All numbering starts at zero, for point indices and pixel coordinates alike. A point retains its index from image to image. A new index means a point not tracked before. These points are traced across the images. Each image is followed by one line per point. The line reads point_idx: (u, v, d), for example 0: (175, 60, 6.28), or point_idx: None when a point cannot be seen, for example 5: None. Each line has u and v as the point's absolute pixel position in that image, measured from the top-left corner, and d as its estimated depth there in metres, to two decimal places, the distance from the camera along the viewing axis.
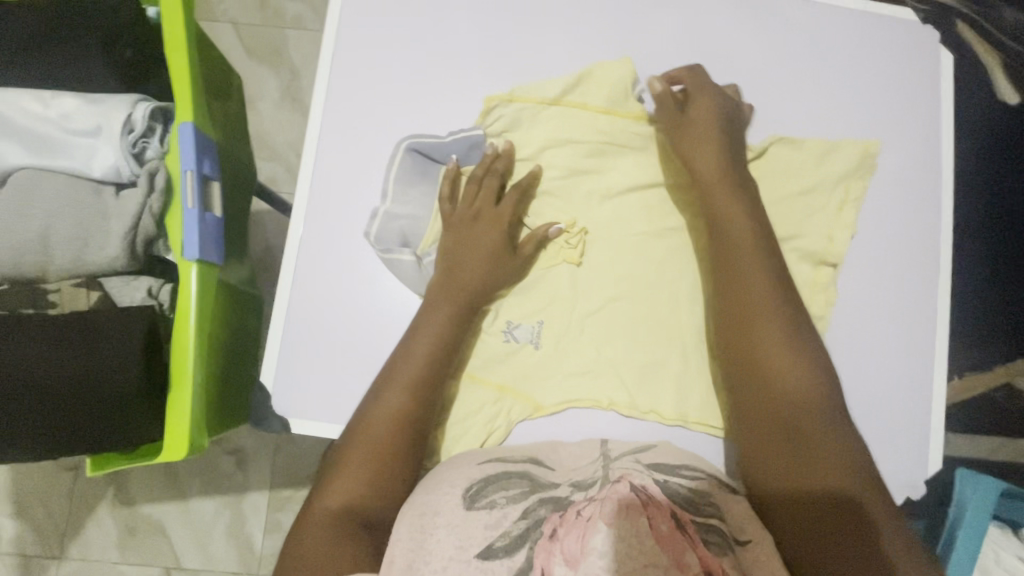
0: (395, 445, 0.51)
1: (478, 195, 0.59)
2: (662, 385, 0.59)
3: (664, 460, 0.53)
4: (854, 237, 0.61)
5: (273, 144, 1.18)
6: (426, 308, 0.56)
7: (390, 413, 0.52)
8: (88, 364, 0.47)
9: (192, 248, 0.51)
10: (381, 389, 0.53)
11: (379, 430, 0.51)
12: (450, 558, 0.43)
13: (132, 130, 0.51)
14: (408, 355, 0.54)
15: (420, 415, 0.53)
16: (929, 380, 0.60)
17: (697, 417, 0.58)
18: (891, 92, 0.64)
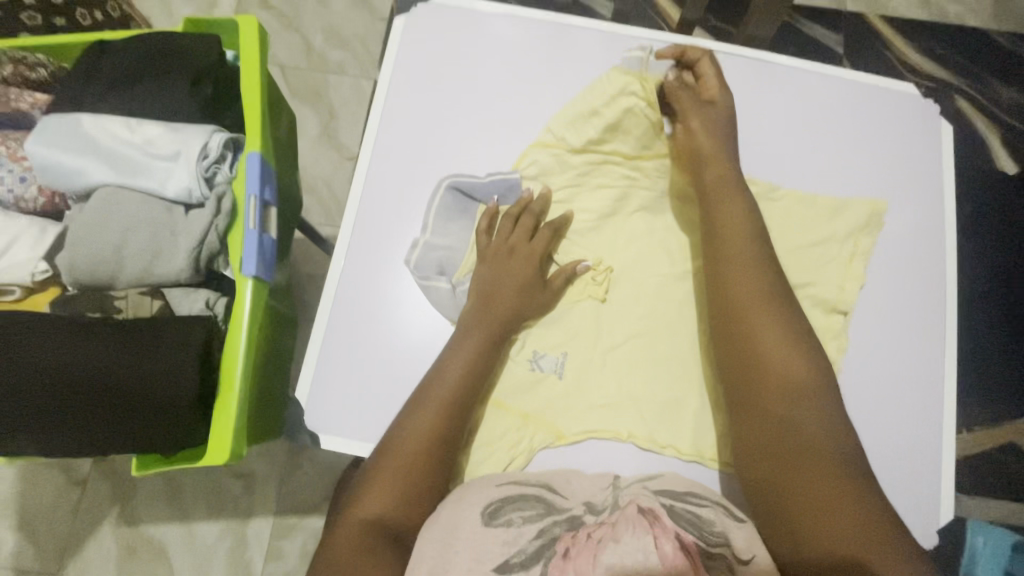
0: (426, 462, 0.54)
1: (513, 232, 0.64)
2: (681, 421, 0.61)
3: (676, 487, 0.54)
4: (863, 288, 0.65)
5: (309, 177, 1.25)
6: (460, 334, 0.60)
7: (422, 431, 0.54)
8: (147, 367, 0.50)
9: (250, 265, 0.55)
10: (414, 408, 0.56)
11: (412, 447, 0.54)
12: (468, 570, 0.45)
13: (206, 157, 0.57)
14: (442, 376, 0.57)
15: (450, 435, 0.55)
16: (940, 430, 0.62)
17: (714, 455, 0.60)
18: (896, 156, 0.69)
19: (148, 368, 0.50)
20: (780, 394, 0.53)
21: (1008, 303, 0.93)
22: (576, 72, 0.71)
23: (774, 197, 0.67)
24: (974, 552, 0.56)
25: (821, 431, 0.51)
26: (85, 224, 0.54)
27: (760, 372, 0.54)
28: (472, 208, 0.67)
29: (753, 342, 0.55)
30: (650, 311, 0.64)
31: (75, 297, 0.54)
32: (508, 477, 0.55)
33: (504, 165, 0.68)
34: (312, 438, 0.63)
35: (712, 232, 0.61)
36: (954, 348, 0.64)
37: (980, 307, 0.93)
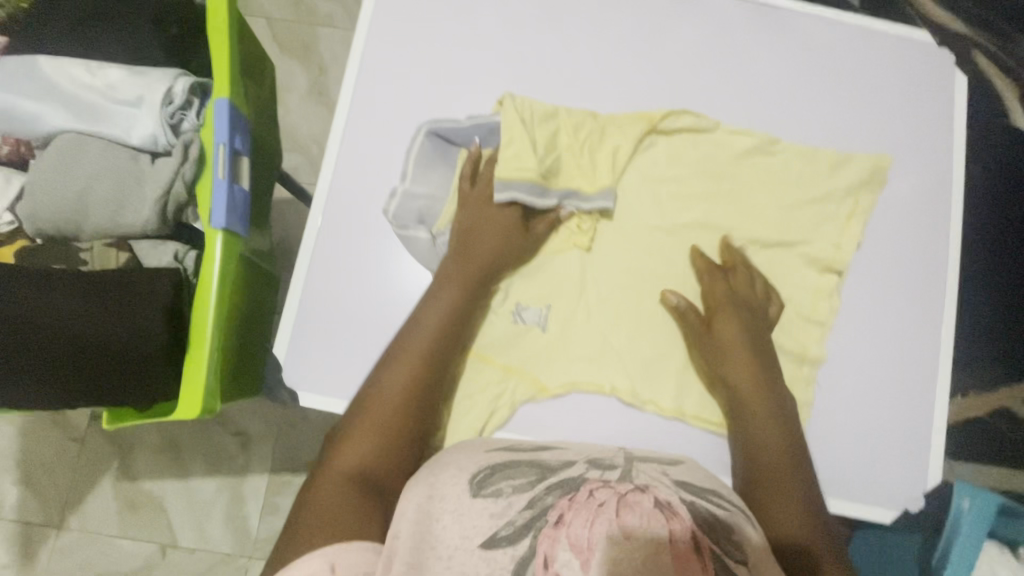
0: (404, 412, 0.53)
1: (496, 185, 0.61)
2: (663, 378, 0.60)
3: (695, 481, 0.51)
4: (860, 250, 0.62)
5: (298, 136, 1.21)
6: (440, 282, 0.58)
7: (403, 381, 0.53)
8: (113, 319, 0.49)
9: (219, 217, 0.53)
10: (393, 359, 0.55)
11: (390, 401, 0.53)
12: (455, 547, 0.43)
13: (170, 102, 0.54)
14: (423, 326, 0.56)
15: (431, 385, 0.54)
16: (933, 395, 0.60)
17: (694, 412, 0.59)
18: (904, 108, 0.65)
19: (117, 319, 0.49)
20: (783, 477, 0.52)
21: (1014, 268, 0.90)
22: (566, 17, 0.66)
23: (773, 150, 0.63)
24: (960, 516, 0.55)
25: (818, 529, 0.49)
26: (44, 171, 0.52)
27: (781, 504, 0.50)
28: (452, 153, 0.63)
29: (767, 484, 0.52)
30: (636, 267, 0.62)
31: (38, 249, 0.52)
32: (497, 444, 0.54)
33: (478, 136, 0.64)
34: (291, 395, 0.62)
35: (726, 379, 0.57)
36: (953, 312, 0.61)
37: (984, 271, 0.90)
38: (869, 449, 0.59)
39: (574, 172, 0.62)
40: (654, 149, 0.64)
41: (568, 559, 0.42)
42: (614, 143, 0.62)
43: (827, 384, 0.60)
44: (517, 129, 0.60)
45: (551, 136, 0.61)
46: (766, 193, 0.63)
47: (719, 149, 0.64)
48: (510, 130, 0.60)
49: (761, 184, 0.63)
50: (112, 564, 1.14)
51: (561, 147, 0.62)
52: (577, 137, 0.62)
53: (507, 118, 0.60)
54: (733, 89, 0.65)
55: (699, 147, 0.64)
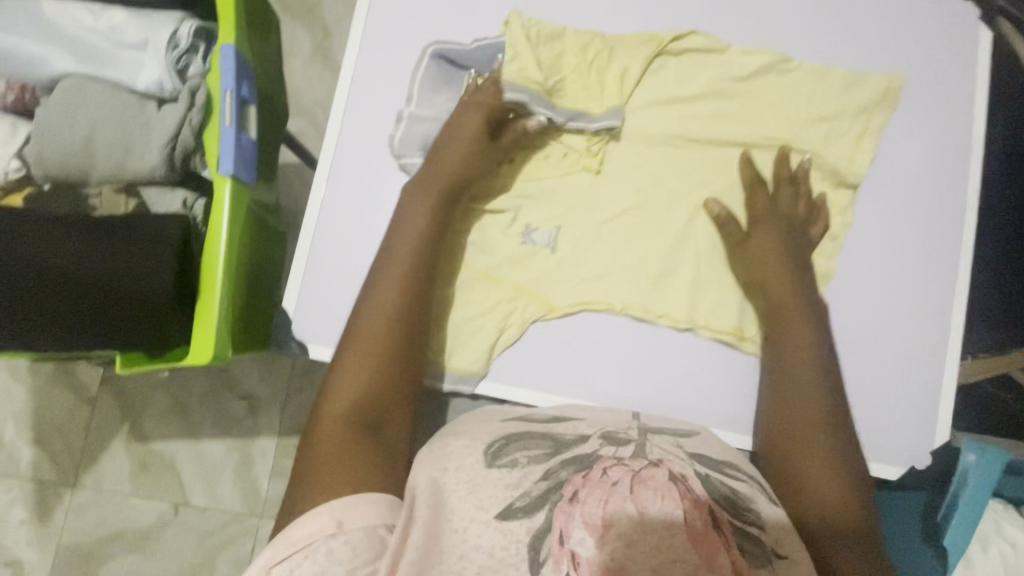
0: (386, 350, 0.52)
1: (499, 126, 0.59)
2: (675, 291, 0.60)
3: (715, 455, 0.50)
4: (873, 165, 0.62)
5: (303, 101, 1.20)
6: (407, 199, 0.57)
7: (380, 321, 0.53)
8: (122, 264, 0.49)
9: (226, 164, 0.52)
10: (370, 286, 0.55)
11: (373, 328, 0.53)
12: (470, 519, 0.42)
13: (176, 47, 0.53)
14: (393, 265, 0.55)
15: (409, 321, 0.54)
16: (945, 340, 0.61)
17: (706, 322, 0.60)
18: (925, 61, 0.63)
19: (127, 263, 0.49)
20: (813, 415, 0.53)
21: None
22: None
23: (788, 67, 0.62)
24: (966, 471, 0.54)
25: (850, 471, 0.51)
26: (48, 115, 0.51)
27: (812, 445, 0.52)
28: (458, 79, 0.63)
29: (788, 405, 0.54)
30: (646, 183, 0.61)
31: (47, 195, 0.52)
32: (510, 415, 0.53)
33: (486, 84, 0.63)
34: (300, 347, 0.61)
35: (767, 298, 0.58)
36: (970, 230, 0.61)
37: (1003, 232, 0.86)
38: (876, 401, 0.60)
39: (580, 91, 0.61)
40: (664, 70, 0.63)
41: (582, 537, 0.41)
42: (622, 65, 0.62)
43: (836, 313, 0.61)
44: (522, 47, 0.59)
45: (556, 57, 0.61)
46: (777, 113, 0.62)
47: (732, 68, 0.62)
48: (514, 46, 0.60)
49: (773, 104, 0.62)
50: (125, 522, 1.16)
51: (566, 67, 0.61)
52: (583, 58, 0.61)
53: (513, 34, 0.60)
54: (749, 40, 0.63)
55: (710, 68, 0.62)
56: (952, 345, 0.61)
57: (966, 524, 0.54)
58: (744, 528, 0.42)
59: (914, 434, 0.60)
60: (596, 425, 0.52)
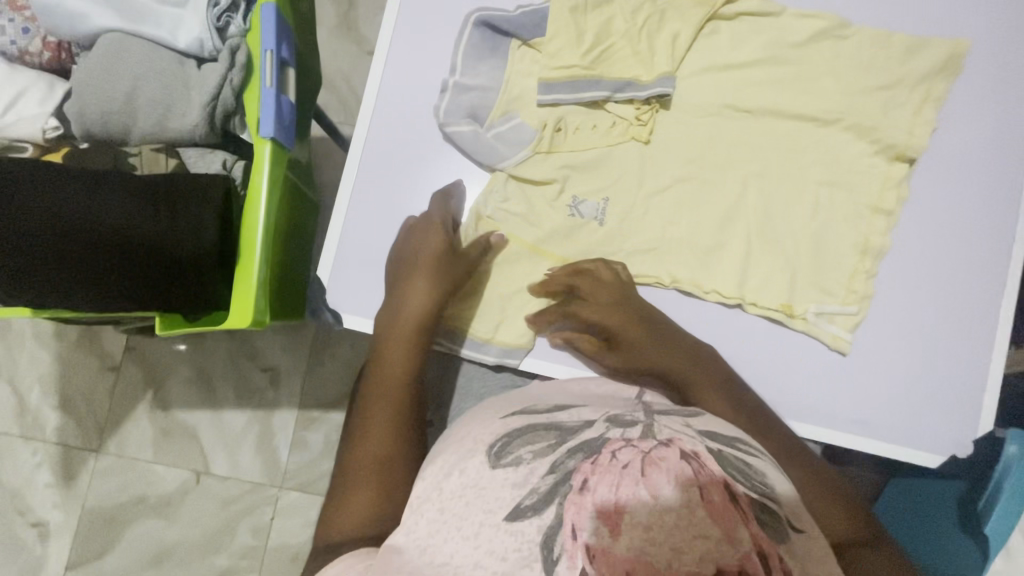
0: (400, 400, 0.55)
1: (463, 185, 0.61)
2: (724, 267, 0.59)
3: (725, 431, 0.49)
4: (932, 137, 0.60)
5: (328, 72, 1.18)
6: (417, 261, 0.57)
7: (391, 376, 0.55)
8: (164, 225, 0.49)
9: (267, 126, 0.51)
10: (383, 351, 0.56)
11: (387, 395, 0.55)
12: (480, 524, 0.42)
13: (216, 4, 0.52)
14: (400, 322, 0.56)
15: (418, 371, 0.56)
16: (995, 321, 0.59)
17: (755, 298, 0.59)
18: (987, 37, 0.61)
19: (170, 222, 0.49)
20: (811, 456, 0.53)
21: None
22: None
23: (844, 34, 0.60)
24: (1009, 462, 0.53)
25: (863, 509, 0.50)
26: (90, 71, 0.50)
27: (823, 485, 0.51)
28: (503, 45, 0.61)
29: (773, 436, 0.53)
30: (695, 156, 0.60)
31: (86, 153, 0.52)
32: (512, 410, 0.52)
33: (528, 52, 0.61)
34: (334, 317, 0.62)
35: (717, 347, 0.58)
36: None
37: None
38: (921, 384, 0.60)
39: (629, 58, 0.60)
40: (716, 36, 0.61)
41: (596, 527, 0.41)
42: (672, 29, 0.60)
43: (884, 293, 0.60)
44: (564, 22, 0.59)
45: (602, 24, 0.60)
46: (833, 80, 0.60)
47: (788, 32, 0.60)
48: (558, 22, 0.59)
49: (829, 70, 0.60)
50: (148, 487, 1.18)
51: (614, 33, 0.60)
52: (632, 24, 0.60)
53: (557, 4, 0.59)
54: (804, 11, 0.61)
55: (765, 32, 0.60)
56: (1002, 328, 0.59)
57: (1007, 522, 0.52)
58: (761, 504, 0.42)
59: (959, 419, 0.59)
60: (602, 409, 0.51)
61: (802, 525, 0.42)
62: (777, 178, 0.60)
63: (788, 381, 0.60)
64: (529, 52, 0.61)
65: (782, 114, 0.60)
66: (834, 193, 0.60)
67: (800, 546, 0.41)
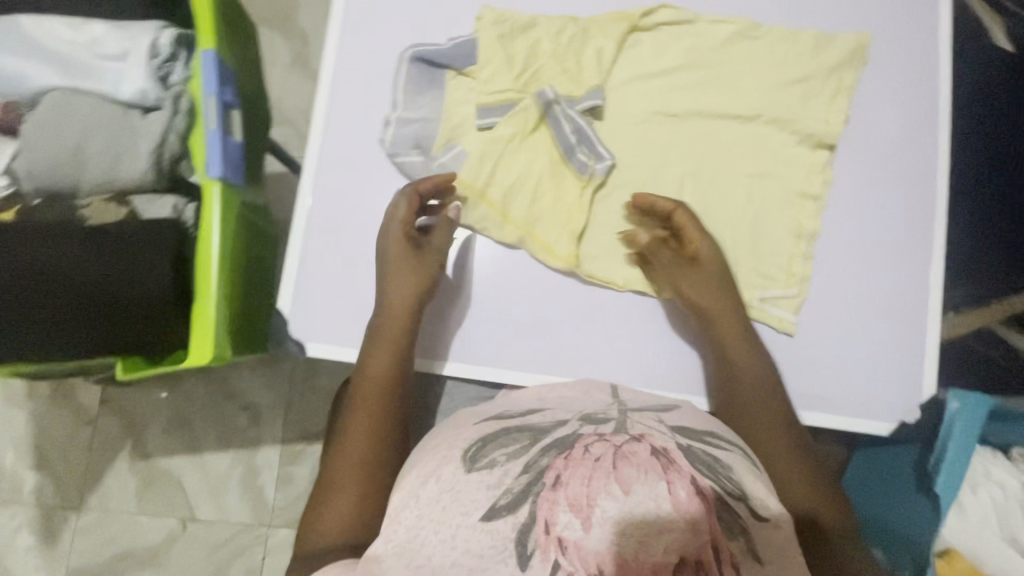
0: (388, 403, 0.57)
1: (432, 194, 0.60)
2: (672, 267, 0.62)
3: (695, 427, 0.51)
4: (846, 125, 0.65)
5: (286, 110, 1.20)
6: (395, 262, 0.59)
7: (375, 387, 0.57)
8: (118, 269, 0.50)
9: (215, 167, 0.53)
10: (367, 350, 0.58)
11: (370, 394, 0.57)
12: (458, 525, 0.44)
13: (157, 55, 0.54)
14: (384, 328, 0.58)
15: (403, 374, 0.58)
16: (927, 289, 0.63)
17: None
18: (888, 28, 0.66)
19: (125, 270, 0.50)
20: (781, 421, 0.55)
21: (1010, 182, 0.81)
22: None
23: (755, 36, 0.65)
24: (953, 418, 0.57)
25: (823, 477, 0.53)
26: (36, 129, 0.51)
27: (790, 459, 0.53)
28: (439, 76, 0.64)
29: (760, 413, 0.55)
30: (632, 160, 0.63)
31: (37, 208, 0.52)
32: (487, 414, 0.55)
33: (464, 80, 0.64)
34: (299, 348, 0.63)
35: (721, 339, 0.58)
36: (943, 181, 0.64)
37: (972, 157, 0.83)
38: (867, 356, 0.62)
39: (559, 76, 0.64)
40: (639, 47, 0.65)
41: (569, 520, 0.43)
42: (597, 45, 0.64)
43: (822, 274, 0.63)
44: (494, 48, 0.63)
45: (531, 47, 0.64)
46: (752, 79, 0.64)
47: (704, 39, 0.65)
48: (487, 49, 0.63)
49: (748, 70, 0.64)
50: (134, 540, 1.16)
51: (543, 54, 0.64)
52: (559, 43, 0.64)
53: (485, 32, 0.64)
54: (718, 18, 0.66)
55: (681, 42, 0.65)
56: (934, 295, 0.63)
57: (956, 476, 0.56)
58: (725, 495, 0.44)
59: (909, 386, 0.62)
60: (572, 411, 0.53)
61: (766, 514, 0.45)
62: (710, 175, 0.63)
63: None
64: (465, 80, 0.64)
65: (708, 114, 0.64)
66: (766, 183, 0.63)
67: (757, 535, 0.44)
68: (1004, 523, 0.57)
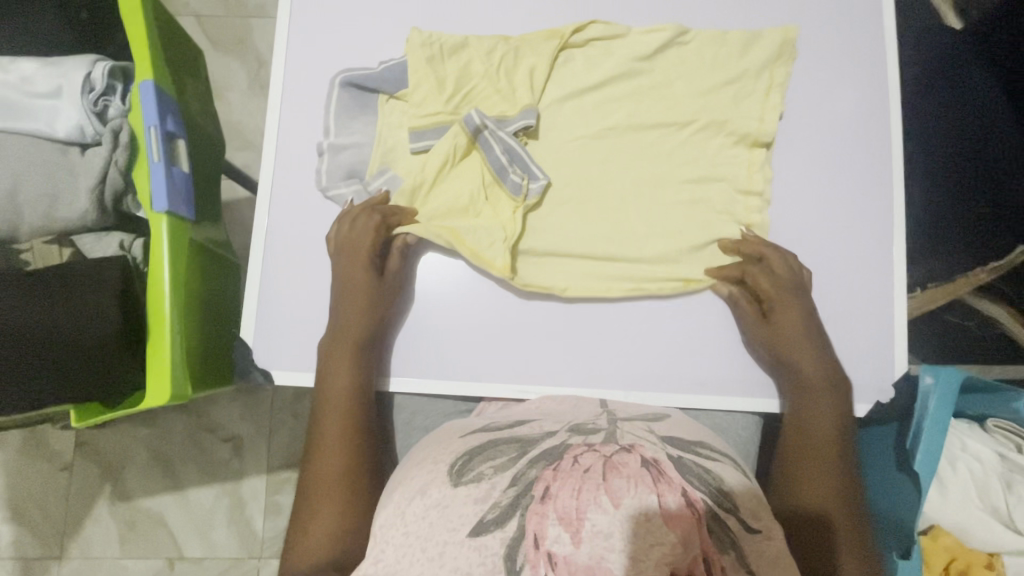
0: (349, 418, 0.56)
1: (372, 225, 0.58)
2: (617, 280, 0.62)
3: (685, 436, 0.51)
4: (797, 114, 0.65)
5: (246, 133, 1.18)
6: (347, 279, 0.59)
7: (337, 397, 0.57)
8: (66, 313, 0.48)
9: (160, 200, 0.51)
10: (326, 367, 0.57)
11: (336, 408, 0.56)
12: (445, 543, 0.42)
13: (91, 89, 0.52)
14: (336, 342, 0.58)
15: (364, 386, 0.57)
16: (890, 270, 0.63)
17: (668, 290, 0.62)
18: (833, 14, 0.66)
19: (71, 315, 0.48)
20: (826, 446, 0.55)
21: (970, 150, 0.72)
22: None
23: (685, 40, 0.64)
24: (926, 395, 0.57)
25: (846, 491, 0.53)
26: None
27: (814, 471, 0.54)
28: (373, 101, 0.63)
29: (811, 440, 0.55)
30: (590, 164, 0.63)
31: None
32: (472, 428, 0.54)
33: (397, 104, 0.63)
34: (265, 376, 0.60)
35: (791, 373, 0.58)
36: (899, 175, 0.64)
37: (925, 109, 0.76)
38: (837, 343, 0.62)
39: (493, 96, 0.63)
40: (585, 54, 0.65)
41: (558, 534, 0.41)
42: (529, 64, 0.63)
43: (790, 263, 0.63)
44: (424, 71, 0.62)
45: (462, 69, 0.63)
46: (693, 83, 0.64)
47: (635, 49, 0.64)
48: (417, 72, 0.62)
49: (683, 74, 0.64)
50: None
51: (475, 75, 0.63)
52: (491, 64, 0.63)
53: (414, 55, 0.62)
54: (648, 26, 0.65)
55: (615, 53, 0.64)
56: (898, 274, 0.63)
57: (933, 455, 0.56)
58: (717, 507, 0.43)
59: (879, 367, 0.62)
60: (562, 421, 0.53)
61: (757, 525, 0.44)
62: (668, 174, 0.63)
63: (718, 360, 0.62)
64: (398, 104, 0.63)
65: (662, 113, 0.64)
66: (726, 177, 0.63)
67: (749, 546, 0.43)
68: (983, 495, 0.57)
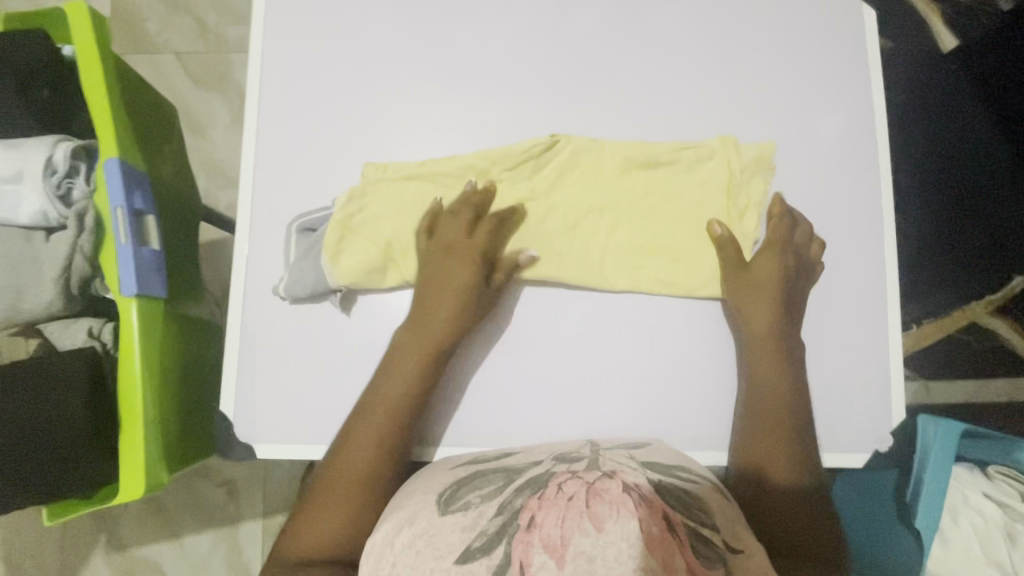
0: (402, 424, 0.55)
1: (454, 233, 0.59)
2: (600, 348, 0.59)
3: (666, 461, 0.50)
4: (788, 153, 0.62)
5: (231, 172, 1.16)
6: (446, 277, 0.58)
7: (391, 396, 0.55)
8: (33, 415, 0.47)
9: (129, 285, 0.50)
10: (387, 370, 0.56)
11: (386, 408, 0.55)
12: (430, 570, 0.41)
13: (54, 172, 0.51)
14: (411, 338, 0.57)
15: (420, 395, 0.56)
16: (888, 320, 0.59)
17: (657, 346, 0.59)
18: (822, 47, 0.63)
19: (40, 414, 0.48)
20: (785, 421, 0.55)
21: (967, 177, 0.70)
22: (461, 18, 0.64)
23: (655, 161, 0.60)
24: (927, 446, 0.56)
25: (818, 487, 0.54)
26: None
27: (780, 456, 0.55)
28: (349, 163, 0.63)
29: (776, 426, 0.55)
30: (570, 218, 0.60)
31: None
32: (464, 459, 0.54)
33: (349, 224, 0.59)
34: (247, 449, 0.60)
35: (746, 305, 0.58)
36: (893, 293, 0.60)
37: (921, 147, 0.73)
38: (837, 405, 0.58)
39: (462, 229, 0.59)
40: (563, 103, 0.63)
41: (543, 561, 0.39)
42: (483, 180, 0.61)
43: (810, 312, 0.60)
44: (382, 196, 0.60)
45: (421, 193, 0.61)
46: (675, 196, 0.61)
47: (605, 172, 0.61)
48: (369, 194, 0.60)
49: (655, 129, 0.63)
50: None
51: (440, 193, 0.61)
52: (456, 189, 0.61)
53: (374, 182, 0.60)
54: (618, 76, 0.63)
55: (582, 174, 0.61)
56: (895, 320, 0.59)
57: (935, 508, 0.55)
58: (695, 528, 0.42)
59: (875, 415, 0.58)
60: (548, 452, 0.52)
61: (739, 545, 0.42)
62: (653, 225, 0.60)
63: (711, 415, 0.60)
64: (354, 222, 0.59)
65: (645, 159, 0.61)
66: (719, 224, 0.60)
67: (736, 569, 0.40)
68: (989, 549, 0.55)
